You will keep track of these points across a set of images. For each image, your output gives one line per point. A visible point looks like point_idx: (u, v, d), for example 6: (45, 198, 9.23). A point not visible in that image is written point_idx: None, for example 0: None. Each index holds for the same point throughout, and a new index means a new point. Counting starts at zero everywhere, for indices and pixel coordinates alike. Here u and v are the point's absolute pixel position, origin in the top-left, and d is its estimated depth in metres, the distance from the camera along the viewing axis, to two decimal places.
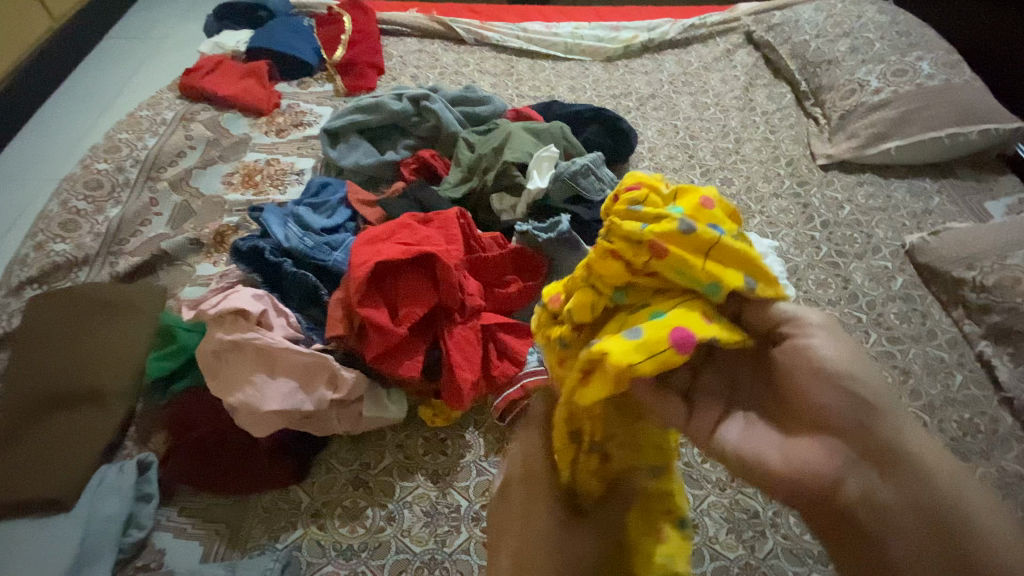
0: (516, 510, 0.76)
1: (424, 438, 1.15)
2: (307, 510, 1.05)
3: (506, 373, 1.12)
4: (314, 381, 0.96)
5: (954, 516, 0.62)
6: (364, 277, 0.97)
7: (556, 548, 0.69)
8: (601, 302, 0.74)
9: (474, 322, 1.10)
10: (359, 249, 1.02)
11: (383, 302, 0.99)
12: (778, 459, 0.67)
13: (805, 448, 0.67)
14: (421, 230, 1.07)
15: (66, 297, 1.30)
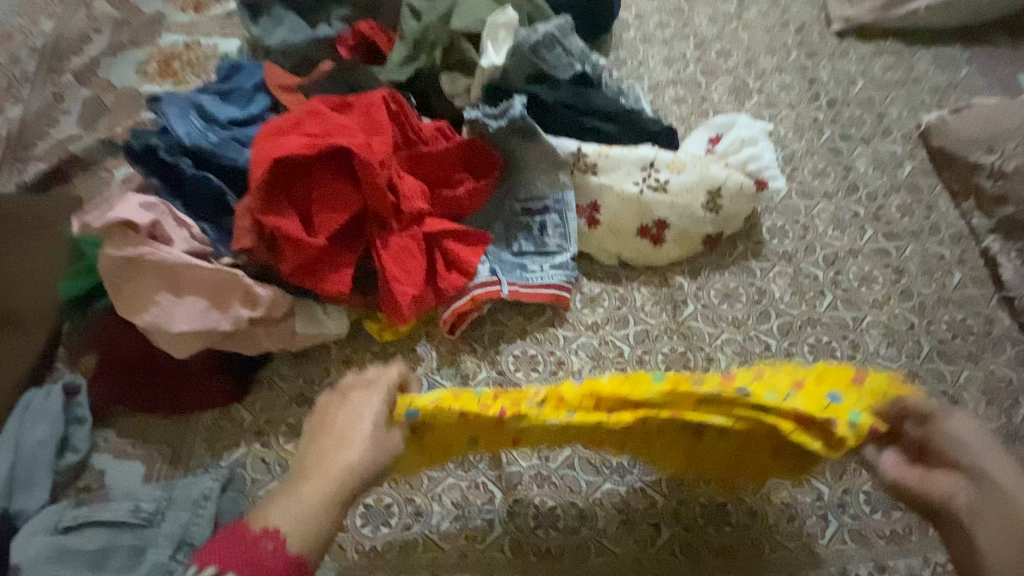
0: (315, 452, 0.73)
1: (371, 353, 1.07)
2: (251, 428, 1.01)
3: (454, 286, 1.00)
4: (227, 299, 0.86)
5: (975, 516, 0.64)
6: (264, 178, 0.83)
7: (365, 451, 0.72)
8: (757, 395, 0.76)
9: (414, 231, 0.95)
10: (260, 146, 0.88)
11: (294, 208, 0.86)
12: (904, 479, 0.72)
13: (939, 481, 0.69)
14: (331, 117, 0.91)
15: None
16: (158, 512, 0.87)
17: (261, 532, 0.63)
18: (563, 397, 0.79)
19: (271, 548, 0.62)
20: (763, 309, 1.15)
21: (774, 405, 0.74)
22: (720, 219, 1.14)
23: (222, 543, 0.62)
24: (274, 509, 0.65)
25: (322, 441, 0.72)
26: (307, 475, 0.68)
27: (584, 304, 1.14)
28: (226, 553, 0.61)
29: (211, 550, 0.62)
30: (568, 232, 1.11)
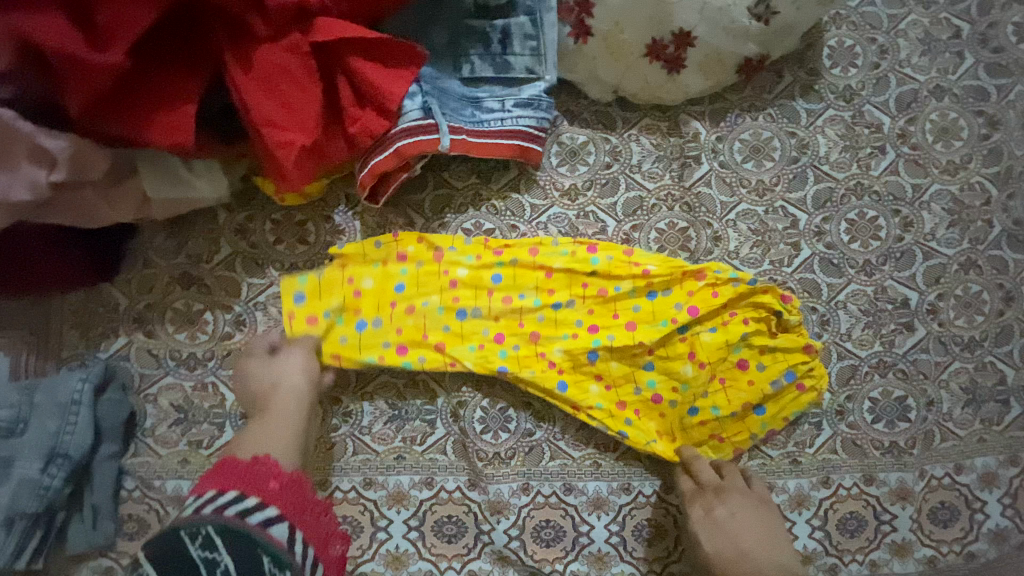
0: (247, 433, 0.69)
1: (272, 222, 0.81)
2: (128, 314, 0.80)
3: (369, 132, 0.71)
4: (2, 154, 0.56)
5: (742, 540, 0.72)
6: None
7: (286, 412, 0.70)
8: (642, 356, 0.79)
9: (292, 40, 0.62)
10: None
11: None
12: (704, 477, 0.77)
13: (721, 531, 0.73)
14: None
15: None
16: (20, 420, 0.71)
17: (253, 460, 0.61)
18: (482, 312, 0.79)
19: (260, 468, 0.60)
20: (800, 171, 0.86)
21: (665, 372, 0.79)
22: (767, 35, 0.77)
23: (213, 472, 0.60)
24: (246, 445, 0.67)
25: (268, 398, 0.72)
26: (269, 413, 0.70)
27: (562, 160, 0.85)
28: (221, 477, 0.59)
29: (204, 481, 0.59)
30: (544, 51, 0.77)
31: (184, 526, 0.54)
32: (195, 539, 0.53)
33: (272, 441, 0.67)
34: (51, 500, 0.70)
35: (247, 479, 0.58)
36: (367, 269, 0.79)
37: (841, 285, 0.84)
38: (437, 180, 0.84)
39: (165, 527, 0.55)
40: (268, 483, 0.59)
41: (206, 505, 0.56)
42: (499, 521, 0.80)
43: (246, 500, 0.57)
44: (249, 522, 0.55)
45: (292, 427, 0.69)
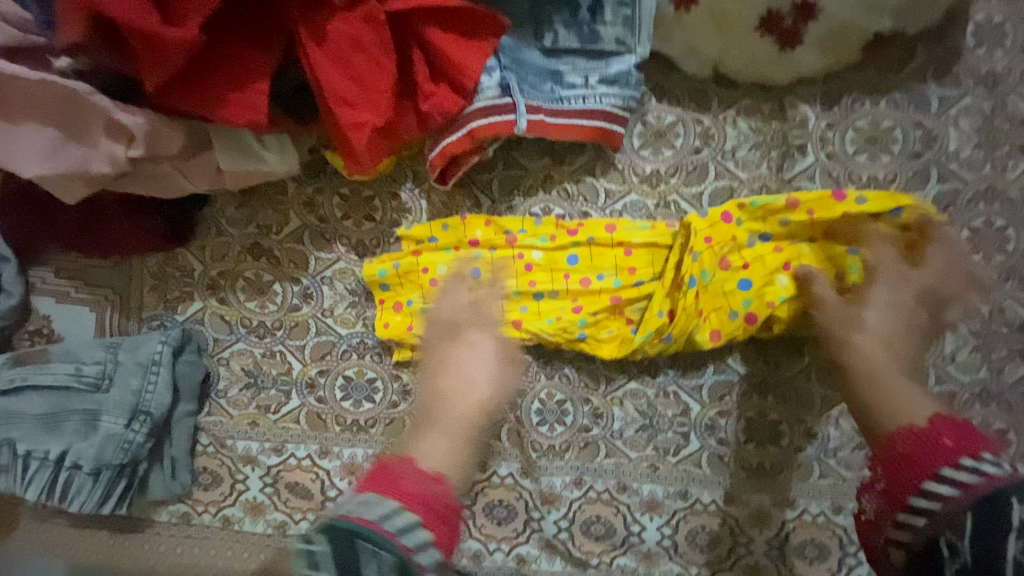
0: (416, 426, 0.67)
1: (340, 196, 0.80)
2: (203, 280, 0.82)
3: (441, 111, 0.66)
4: (82, 129, 0.56)
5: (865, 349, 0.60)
6: None
7: (451, 414, 0.66)
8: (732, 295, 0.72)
9: (367, 9, 0.58)
10: None
11: None
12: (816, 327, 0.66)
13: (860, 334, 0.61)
14: None
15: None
16: (105, 377, 0.76)
17: (403, 461, 0.60)
18: (559, 288, 0.75)
19: (413, 474, 0.59)
20: (921, 168, 0.75)
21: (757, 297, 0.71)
22: (908, 8, 0.65)
23: (382, 472, 0.60)
24: (410, 445, 0.64)
25: (438, 394, 0.68)
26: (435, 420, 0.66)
27: (645, 143, 0.77)
28: (387, 484, 0.58)
29: (374, 476, 0.60)
30: (639, 21, 0.68)
31: (360, 536, 0.53)
32: (365, 555, 0.53)
33: (436, 443, 0.64)
34: (135, 452, 0.75)
35: (406, 487, 0.58)
36: (441, 254, 0.77)
37: None
38: (509, 159, 0.79)
39: (341, 522, 0.55)
40: (423, 495, 0.57)
41: (370, 516, 0.54)
42: (549, 512, 0.80)
43: (408, 512, 0.56)
44: (399, 541, 0.54)
45: (456, 436, 0.65)
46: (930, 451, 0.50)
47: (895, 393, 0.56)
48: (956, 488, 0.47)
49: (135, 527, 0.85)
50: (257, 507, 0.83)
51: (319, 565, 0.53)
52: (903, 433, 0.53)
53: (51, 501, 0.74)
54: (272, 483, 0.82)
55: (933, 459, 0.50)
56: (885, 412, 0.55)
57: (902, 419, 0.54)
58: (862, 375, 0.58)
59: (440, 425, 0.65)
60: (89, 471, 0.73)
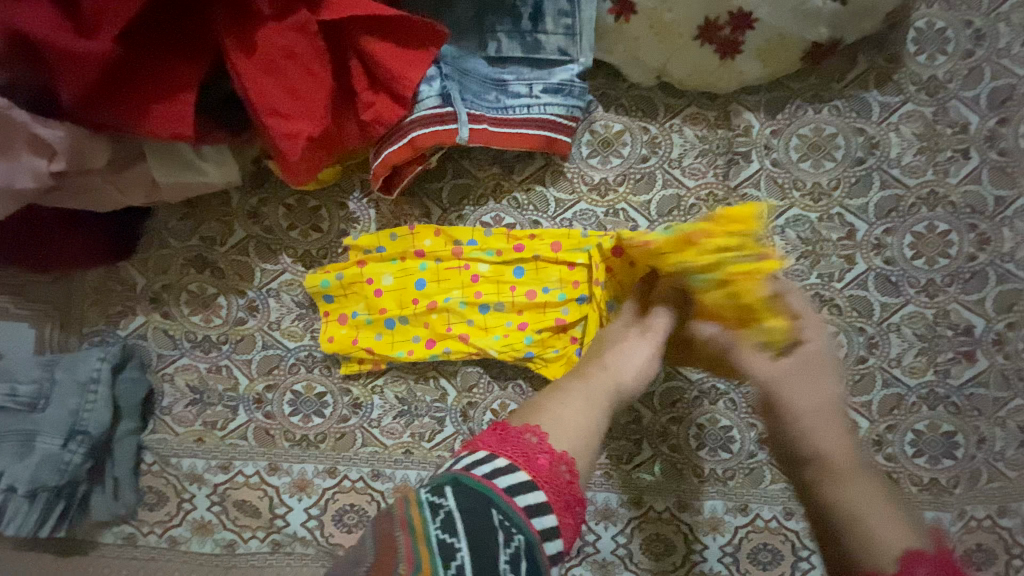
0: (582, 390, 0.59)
1: (286, 207, 0.79)
2: (145, 294, 0.80)
3: (382, 120, 0.65)
4: (2, 144, 0.54)
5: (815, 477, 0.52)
6: None
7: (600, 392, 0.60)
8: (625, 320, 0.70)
9: (299, 19, 0.57)
10: None
11: None
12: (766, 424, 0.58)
13: (819, 442, 0.53)
14: None
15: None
16: (41, 396, 0.73)
17: (537, 440, 0.53)
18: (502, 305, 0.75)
19: (536, 443, 0.53)
20: (864, 174, 0.76)
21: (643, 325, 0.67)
22: (843, 17, 0.66)
23: (506, 438, 0.53)
24: (543, 410, 0.57)
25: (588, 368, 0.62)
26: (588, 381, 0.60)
27: (593, 151, 0.77)
28: (506, 451, 0.52)
29: (485, 442, 0.54)
30: (579, 30, 0.68)
31: (497, 506, 0.48)
32: (497, 520, 0.48)
33: (567, 415, 0.56)
34: (73, 473, 0.72)
35: (522, 451, 0.52)
36: (386, 265, 0.77)
37: (896, 305, 0.76)
38: (458, 168, 0.79)
39: (456, 479, 0.50)
40: (543, 465, 0.52)
41: (497, 479, 0.50)
42: None
43: (516, 471, 0.51)
44: (531, 523, 0.49)
45: (577, 403, 0.58)
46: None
47: (886, 514, 0.48)
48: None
49: (77, 550, 0.82)
50: (204, 526, 0.80)
51: (451, 520, 0.47)
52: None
53: None
54: (220, 501, 0.80)
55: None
56: (869, 549, 0.46)
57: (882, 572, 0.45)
58: (839, 517, 0.49)
59: (579, 393, 0.59)
60: (24, 495, 0.71)
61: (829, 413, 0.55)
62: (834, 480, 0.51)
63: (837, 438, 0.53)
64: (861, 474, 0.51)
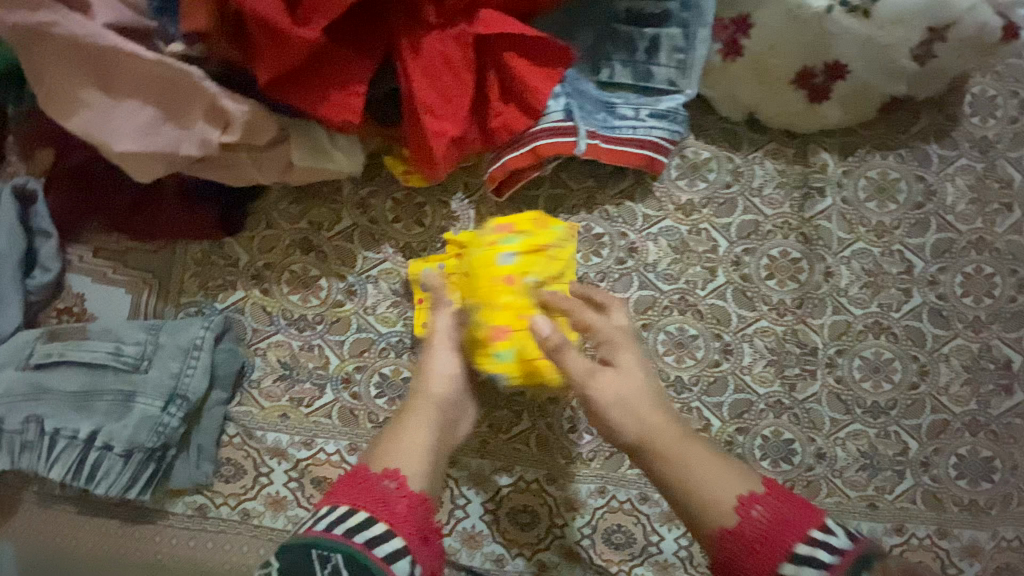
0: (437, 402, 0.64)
1: (393, 200, 0.84)
2: (247, 270, 0.83)
3: (508, 128, 0.71)
4: (183, 110, 0.58)
5: (644, 450, 0.59)
6: None
7: (439, 426, 0.64)
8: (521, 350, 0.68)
9: (458, 31, 0.63)
10: None
11: None
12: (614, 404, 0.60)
13: (620, 409, 0.60)
14: None
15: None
16: (144, 357, 0.75)
17: (381, 474, 0.58)
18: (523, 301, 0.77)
19: (394, 489, 0.57)
20: (922, 217, 0.84)
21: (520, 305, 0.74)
22: (919, 78, 0.75)
23: (347, 482, 0.58)
24: (387, 448, 0.60)
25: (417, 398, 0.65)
26: (413, 409, 0.64)
27: (682, 174, 0.84)
28: (354, 497, 0.56)
29: (337, 491, 0.58)
30: (690, 65, 0.75)
31: (315, 545, 0.53)
32: (325, 564, 0.52)
33: (416, 447, 0.61)
34: (168, 437, 0.74)
35: (365, 499, 0.56)
36: None
37: (945, 337, 0.83)
38: (555, 179, 0.85)
39: (300, 537, 0.54)
40: (387, 510, 0.56)
41: (336, 527, 0.54)
42: (574, 518, 0.83)
43: (353, 512, 0.55)
44: (374, 554, 0.53)
45: (429, 432, 0.62)
46: (762, 548, 0.53)
47: (700, 466, 0.57)
48: (823, 568, 0.50)
49: (145, 517, 0.82)
50: (279, 501, 0.82)
51: None
52: (742, 518, 0.54)
53: (76, 483, 0.72)
54: (298, 477, 0.82)
55: (772, 543, 0.52)
56: (704, 498, 0.56)
57: (720, 524, 0.54)
58: (661, 459, 0.58)
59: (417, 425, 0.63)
60: (120, 453, 0.72)
61: (625, 387, 0.61)
62: (638, 438, 0.59)
63: (619, 397, 0.61)
64: (676, 447, 0.59)
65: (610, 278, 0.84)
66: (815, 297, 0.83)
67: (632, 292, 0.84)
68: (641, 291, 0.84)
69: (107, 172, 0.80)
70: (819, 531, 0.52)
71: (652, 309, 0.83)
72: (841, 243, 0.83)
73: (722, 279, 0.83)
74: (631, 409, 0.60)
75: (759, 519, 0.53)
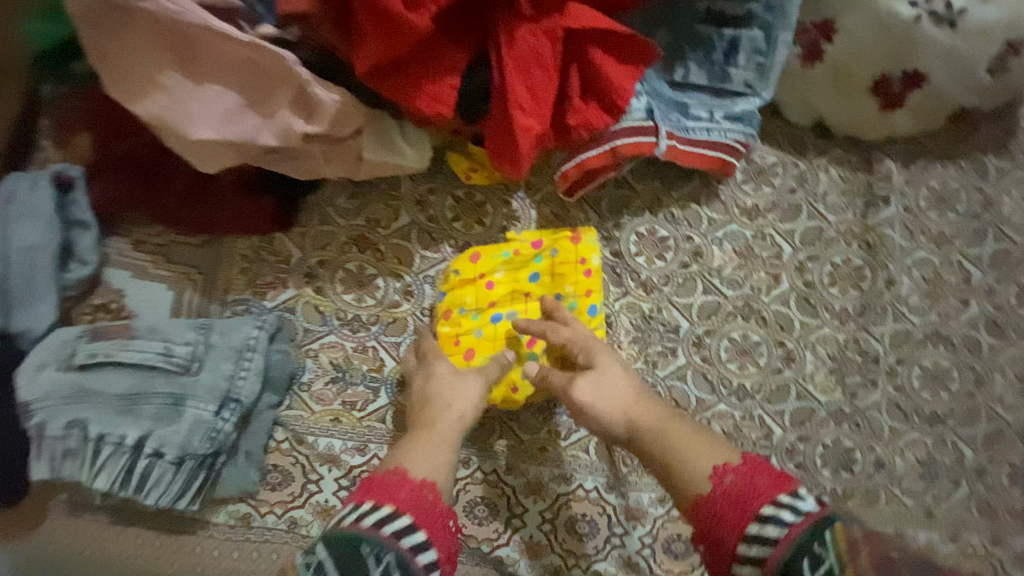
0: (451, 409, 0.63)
1: (454, 198, 0.81)
2: (300, 268, 0.80)
3: (587, 125, 0.68)
4: (268, 97, 0.55)
5: (629, 437, 0.61)
6: None
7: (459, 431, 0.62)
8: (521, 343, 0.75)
9: (551, 23, 0.60)
10: None
11: None
12: (595, 395, 0.62)
13: (601, 395, 0.62)
14: None
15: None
16: (196, 359, 0.71)
17: (420, 482, 0.55)
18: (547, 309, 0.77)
19: (433, 501, 0.55)
20: (981, 228, 0.85)
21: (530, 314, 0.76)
22: (991, 89, 0.75)
23: (384, 481, 0.55)
24: (408, 452, 0.59)
25: (428, 410, 0.64)
26: (436, 424, 0.62)
27: (748, 178, 0.83)
28: (392, 495, 0.53)
29: (364, 488, 0.55)
30: (769, 69, 0.74)
31: (366, 542, 0.49)
32: (376, 563, 0.48)
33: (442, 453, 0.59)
34: (221, 443, 0.70)
35: (408, 497, 0.53)
36: (498, 259, 0.77)
37: (1002, 347, 0.84)
38: (620, 180, 0.83)
39: (341, 530, 0.50)
40: (433, 513, 0.54)
41: (384, 526, 0.50)
42: (634, 527, 0.81)
43: (398, 513, 0.52)
44: (416, 560, 0.50)
45: (453, 438, 0.61)
46: (731, 518, 0.51)
47: (679, 446, 0.57)
48: (784, 526, 0.48)
49: (184, 527, 0.77)
50: (328, 511, 0.77)
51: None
52: (713, 485, 0.53)
53: (125, 492, 0.67)
54: (349, 485, 0.77)
55: (739, 510, 0.51)
56: (685, 476, 0.55)
57: (695, 492, 0.54)
58: (652, 440, 0.59)
59: (439, 430, 0.61)
60: (172, 460, 0.68)
61: (609, 378, 0.63)
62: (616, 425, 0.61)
63: (606, 388, 0.63)
64: (660, 428, 0.59)
65: (674, 282, 0.82)
66: (877, 306, 0.84)
67: (696, 297, 0.83)
68: (705, 296, 0.83)
69: (157, 163, 0.76)
70: (786, 497, 0.50)
71: (716, 315, 0.83)
72: (903, 251, 0.84)
73: (786, 286, 0.83)
74: (613, 400, 0.62)
75: (730, 486, 0.52)
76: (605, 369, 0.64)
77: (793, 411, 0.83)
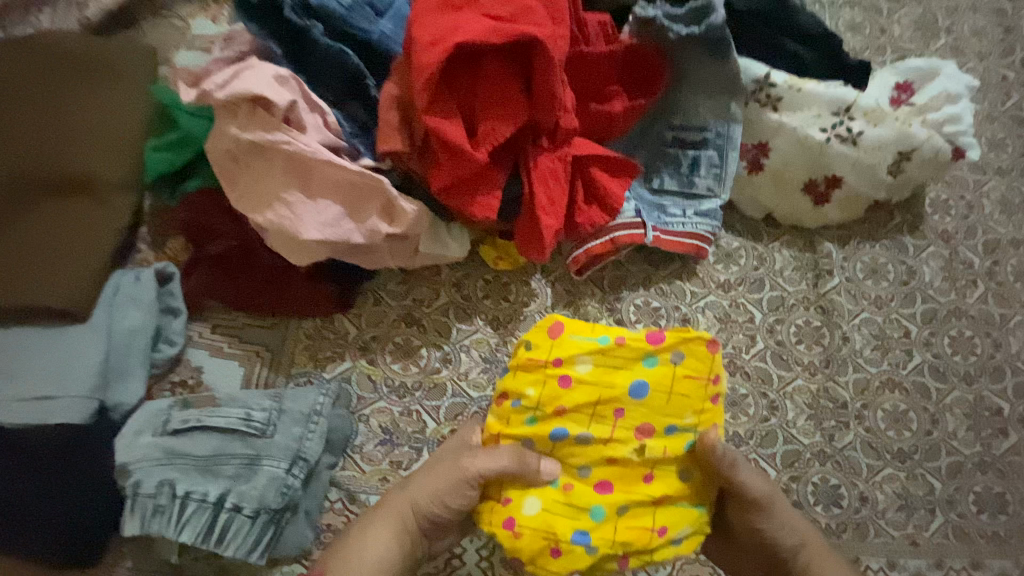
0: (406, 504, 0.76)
1: (484, 280, 0.98)
2: (355, 342, 0.94)
3: (591, 223, 0.89)
4: (361, 208, 0.74)
5: (785, 553, 0.77)
6: (432, 66, 0.69)
7: (398, 531, 0.75)
8: (590, 478, 0.73)
9: (563, 151, 0.82)
10: (426, 21, 0.72)
11: (456, 114, 0.73)
12: (782, 522, 0.77)
13: (774, 524, 0.77)
14: None
15: (2, 45, 0.97)
16: (270, 423, 0.82)
17: None
18: (636, 437, 0.73)
19: None
20: (910, 292, 1.05)
21: (614, 449, 0.73)
22: (893, 186, 0.99)
23: None
24: (341, 555, 0.74)
25: (389, 496, 0.79)
26: (379, 514, 0.76)
27: (718, 259, 1.04)
28: None
29: None
30: (724, 177, 0.97)
31: None
32: None
33: (375, 554, 0.73)
34: (290, 498, 0.79)
35: None
36: (590, 354, 0.75)
37: (946, 390, 1.00)
38: (618, 261, 1.02)
39: None
40: None
41: None
42: (656, 569, 0.89)
43: None
44: None
45: (388, 540, 0.74)
46: None
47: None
48: None
49: None
50: None
51: None
52: None
53: (205, 545, 0.76)
54: None
55: None
56: None
57: None
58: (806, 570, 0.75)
59: (378, 529, 0.75)
60: (250, 514, 0.77)
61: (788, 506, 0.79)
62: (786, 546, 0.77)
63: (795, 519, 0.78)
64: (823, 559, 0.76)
65: None
66: (838, 359, 1.00)
67: None
68: None
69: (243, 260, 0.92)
70: None
71: None
72: (851, 314, 1.02)
73: (761, 344, 1.00)
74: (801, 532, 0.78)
75: None
76: (774, 500, 0.78)
77: (783, 454, 0.95)
